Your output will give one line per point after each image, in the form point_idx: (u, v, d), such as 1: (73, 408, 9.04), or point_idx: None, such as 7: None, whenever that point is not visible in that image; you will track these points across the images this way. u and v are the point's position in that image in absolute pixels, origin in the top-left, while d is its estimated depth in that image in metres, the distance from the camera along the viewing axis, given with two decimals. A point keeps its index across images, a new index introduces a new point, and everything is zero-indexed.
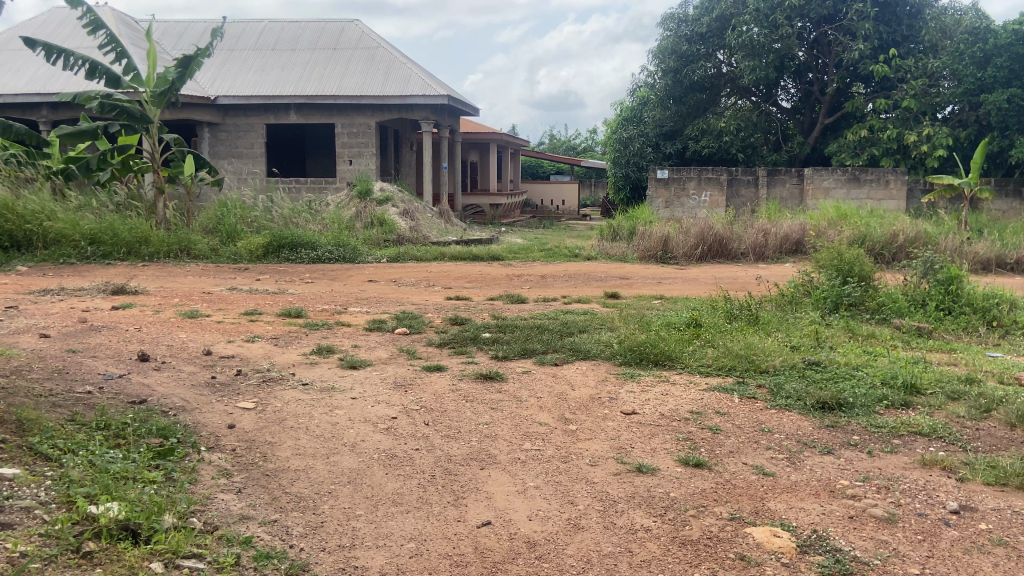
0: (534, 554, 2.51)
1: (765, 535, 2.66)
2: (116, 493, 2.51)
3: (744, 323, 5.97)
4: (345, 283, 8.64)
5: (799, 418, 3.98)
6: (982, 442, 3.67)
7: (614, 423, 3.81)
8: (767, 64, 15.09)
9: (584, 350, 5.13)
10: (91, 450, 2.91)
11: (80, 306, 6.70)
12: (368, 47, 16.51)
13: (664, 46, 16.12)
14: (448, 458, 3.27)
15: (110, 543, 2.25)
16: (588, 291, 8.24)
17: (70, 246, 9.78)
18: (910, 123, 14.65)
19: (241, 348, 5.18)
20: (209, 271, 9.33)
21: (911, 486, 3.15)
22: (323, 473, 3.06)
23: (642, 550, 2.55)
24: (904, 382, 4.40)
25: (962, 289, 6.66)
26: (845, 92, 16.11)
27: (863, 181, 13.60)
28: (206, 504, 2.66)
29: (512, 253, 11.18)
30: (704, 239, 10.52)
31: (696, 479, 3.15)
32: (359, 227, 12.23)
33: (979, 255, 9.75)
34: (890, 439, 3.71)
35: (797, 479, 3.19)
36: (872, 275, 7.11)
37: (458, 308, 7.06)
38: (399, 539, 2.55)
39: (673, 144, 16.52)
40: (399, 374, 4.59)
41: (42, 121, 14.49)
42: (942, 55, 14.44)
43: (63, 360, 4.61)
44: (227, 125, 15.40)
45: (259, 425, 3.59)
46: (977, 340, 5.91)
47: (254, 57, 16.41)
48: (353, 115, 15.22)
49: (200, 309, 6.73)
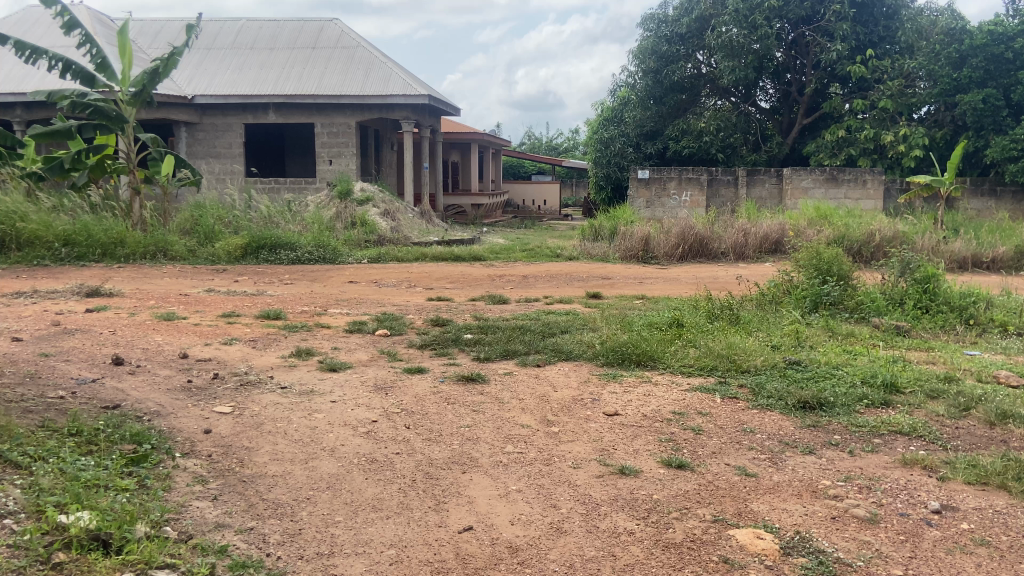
0: (517, 559, 2.48)
1: (749, 538, 2.64)
2: (87, 502, 2.42)
3: (725, 323, 5.98)
4: (324, 285, 8.58)
5: (781, 418, 3.98)
6: (962, 441, 3.69)
7: (596, 424, 3.79)
8: (745, 64, 15.14)
9: (566, 351, 5.11)
10: (62, 457, 2.82)
11: (53, 308, 6.58)
12: (347, 46, 16.41)
13: (644, 47, 16.11)
14: (429, 461, 3.24)
15: (80, 554, 2.17)
16: (569, 291, 8.21)
17: (43, 247, 9.64)
18: (886, 123, 14.82)
19: (218, 351, 5.11)
20: (186, 272, 9.22)
21: (892, 486, 3.16)
22: (301, 478, 3.01)
23: (625, 553, 2.53)
24: (884, 381, 4.42)
25: (939, 289, 6.70)
26: (823, 93, 16.21)
27: (842, 181, 13.70)
28: (180, 511, 2.60)
29: (493, 253, 11.16)
30: (685, 238, 10.55)
31: (679, 480, 3.13)
32: (339, 227, 12.17)
33: (956, 254, 9.85)
34: (870, 438, 3.72)
35: (780, 480, 3.19)
36: (851, 274, 7.15)
37: (440, 309, 7.02)
38: (379, 546, 2.50)
39: (653, 144, 16.57)
40: (379, 376, 4.53)
41: (16, 120, 14.23)
42: (918, 56, 14.62)
43: (35, 364, 4.51)
44: (205, 125, 15.25)
45: (237, 430, 3.53)
46: (955, 338, 5.97)
47: (233, 56, 16.24)
48: (332, 114, 15.10)
49: (177, 311, 6.64)
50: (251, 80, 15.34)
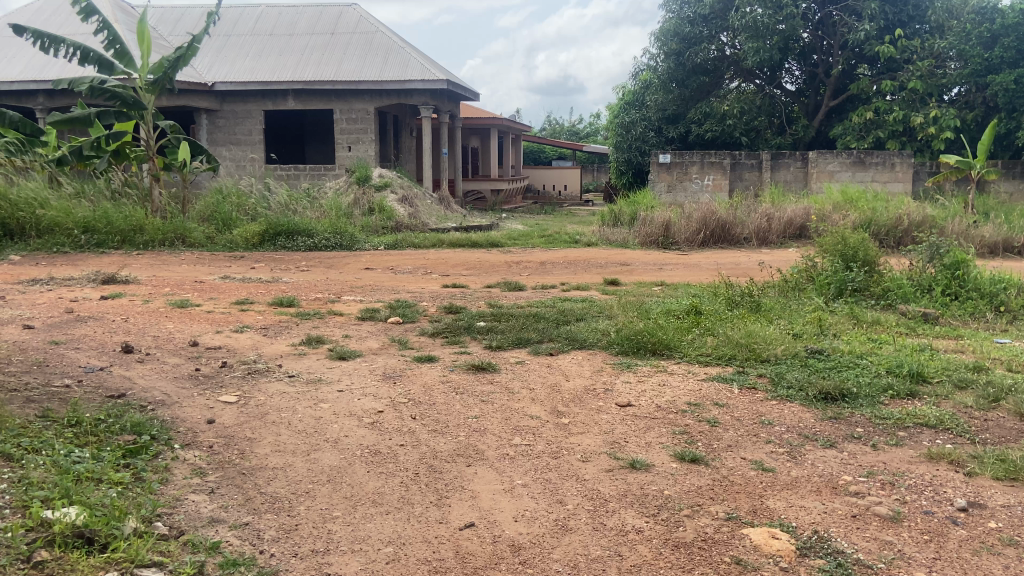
0: (518, 559, 2.38)
1: (763, 537, 2.52)
2: (75, 497, 2.35)
3: (744, 310, 5.83)
4: (341, 271, 8.52)
5: (801, 410, 3.84)
6: (991, 433, 3.53)
7: (608, 416, 3.67)
8: (770, 45, 14.81)
9: (580, 339, 4.99)
10: (56, 449, 2.77)
11: (68, 296, 6.56)
12: (366, 31, 16.27)
13: (666, 28, 15.80)
14: (433, 454, 3.14)
15: (63, 553, 2.11)
16: (587, 277, 8.07)
17: (63, 235, 9.67)
18: (915, 105, 14.43)
19: (229, 339, 5.05)
20: (204, 259, 9.21)
21: (917, 482, 3.02)
22: (301, 471, 2.93)
23: (632, 553, 2.42)
24: (911, 370, 4.25)
25: (969, 275, 6.51)
26: (850, 74, 15.81)
27: (868, 165, 13.41)
28: (173, 506, 2.53)
29: (511, 240, 11.04)
30: (707, 224, 10.37)
31: (692, 475, 3.02)
32: (358, 214, 12.09)
33: (986, 239, 9.56)
34: (895, 431, 3.57)
35: (798, 475, 3.06)
36: (877, 260, 6.95)
37: (455, 296, 6.92)
38: (377, 543, 2.42)
39: (675, 128, 16.31)
40: (389, 365, 4.45)
41: (38, 108, 14.34)
42: (948, 36, 14.21)
43: (44, 352, 4.49)
44: (225, 111, 15.25)
45: (240, 420, 3.46)
46: (985, 326, 5.77)
47: (252, 43, 16.20)
48: (351, 100, 15.01)
49: (190, 298, 6.60)
50: (270, 66, 15.30)
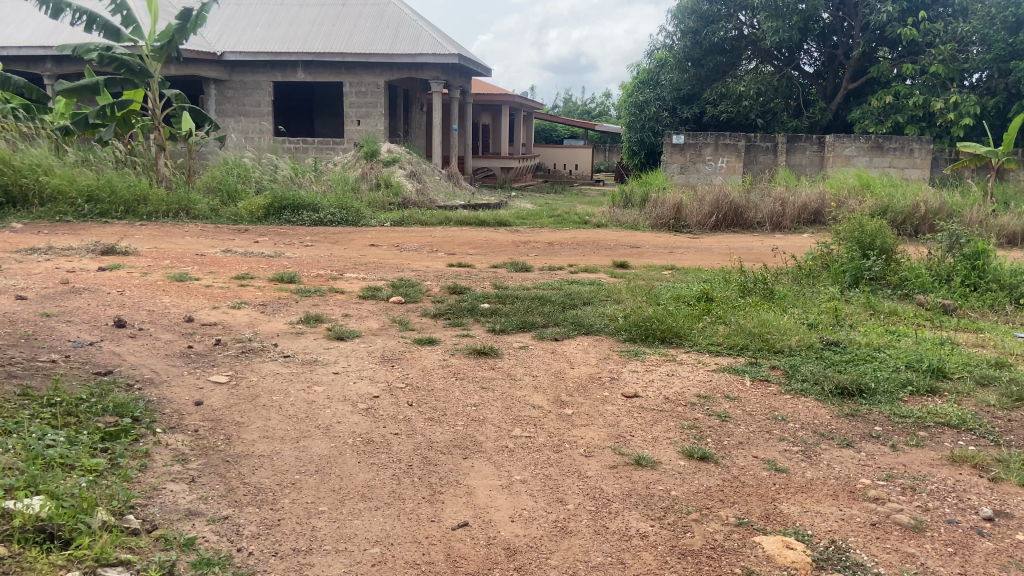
0: (513, 564, 2.23)
1: (776, 547, 2.36)
2: (42, 486, 2.20)
3: (758, 298, 5.63)
4: (345, 248, 8.35)
5: (816, 405, 3.66)
6: (1016, 435, 3.34)
7: (614, 407, 3.51)
8: (790, 26, 14.49)
9: (586, 324, 4.81)
10: (30, 431, 2.62)
11: (65, 266, 6.41)
12: (378, 3, 15.96)
13: (684, 6, 15.43)
14: (428, 445, 2.99)
15: (22, 548, 1.97)
16: (595, 260, 7.88)
17: (66, 203, 9.50)
18: (936, 90, 14.05)
19: (225, 315, 4.90)
20: (208, 231, 9.04)
21: (939, 488, 2.84)
22: (289, 460, 2.78)
23: (635, 561, 2.26)
24: (930, 365, 4.07)
25: (989, 265, 6.28)
26: (871, 57, 15.36)
27: (887, 150, 13.10)
28: (150, 497, 2.40)
29: (520, 219, 10.83)
30: (719, 207, 10.14)
31: (701, 474, 2.86)
32: (364, 189, 11.91)
33: (1006, 228, 9.28)
34: (915, 431, 3.39)
35: (813, 477, 2.89)
36: (894, 248, 6.73)
37: (460, 276, 6.74)
38: (363, 543, 2.27)
39: (690, 108, 15.97)
40: (387, 347, 4.29)
41: (46, 74, 14.11)
42: (973, 19, 13.78)
43: (34, 324, 4.35)
44: (234, 82, 15.04)
45: (229, 402, 3.31)
46: (1005, 319, 5.53)
47: (262, 12, 15.96)
48: (361, 73, 14.76)
49: (190, 272, 6.44)
50: (280, 37, 15.07)
